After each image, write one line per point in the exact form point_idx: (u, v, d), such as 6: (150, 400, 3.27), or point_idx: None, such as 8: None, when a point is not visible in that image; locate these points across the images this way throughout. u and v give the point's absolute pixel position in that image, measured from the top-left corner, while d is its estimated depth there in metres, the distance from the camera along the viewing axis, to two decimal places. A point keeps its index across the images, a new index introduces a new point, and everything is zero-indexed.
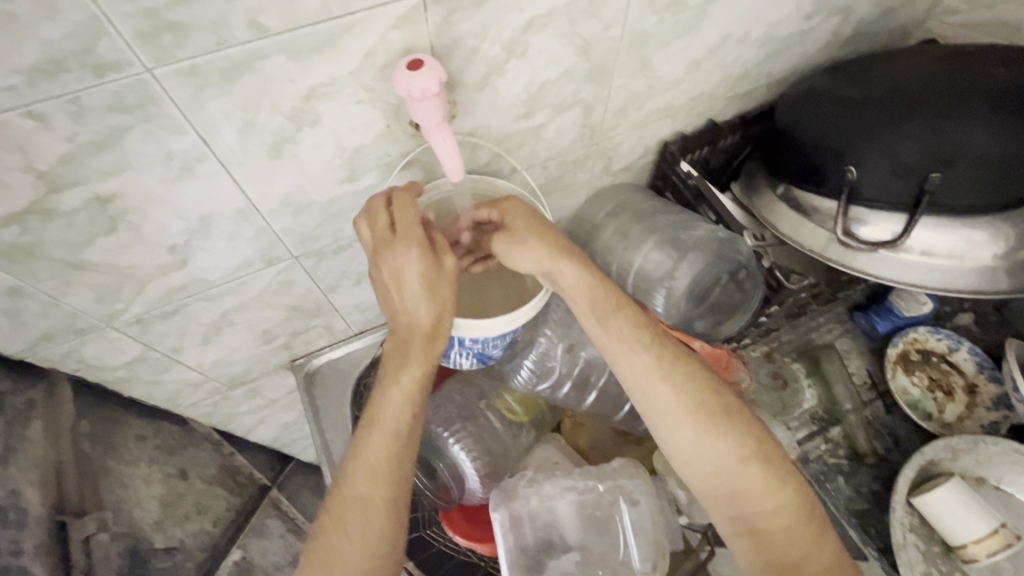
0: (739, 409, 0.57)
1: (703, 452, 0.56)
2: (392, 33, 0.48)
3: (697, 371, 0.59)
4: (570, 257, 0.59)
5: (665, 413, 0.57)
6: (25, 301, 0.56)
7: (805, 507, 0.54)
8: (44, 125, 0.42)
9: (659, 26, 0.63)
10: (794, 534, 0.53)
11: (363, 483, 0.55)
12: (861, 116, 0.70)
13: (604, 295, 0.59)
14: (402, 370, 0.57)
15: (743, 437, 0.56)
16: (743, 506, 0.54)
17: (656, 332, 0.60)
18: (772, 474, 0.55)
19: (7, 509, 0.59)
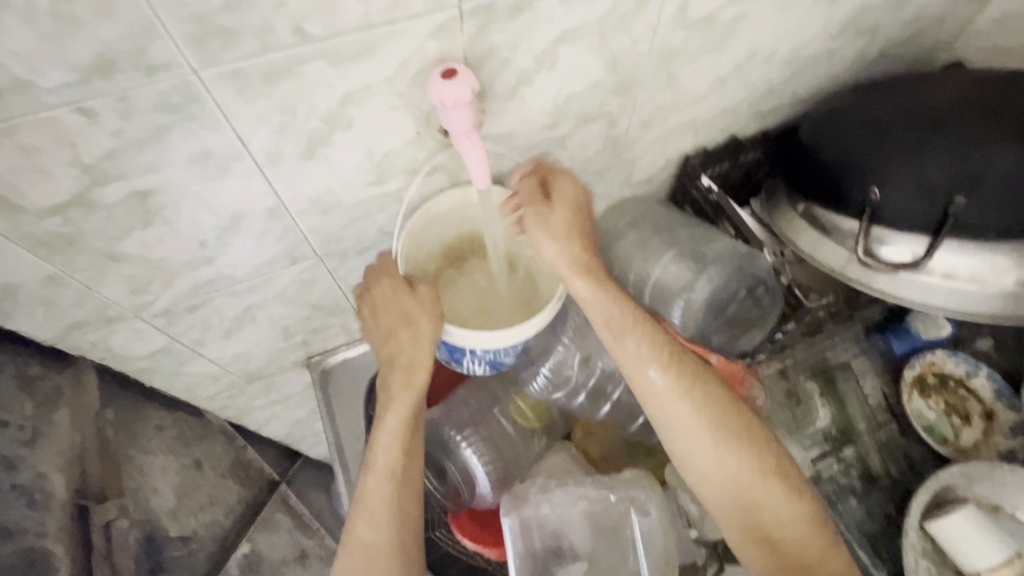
0: (755, 424, 0.59)
1: (720, 467, 0.57)
2: (428, 43, 0.50)
3: (716, 386, 0.60)
4: (597, 270, 0.60)
5: (685, 428, 0.58)
6: (60, 290, 0.57)
7: (816, 518, 0.57)
8: (93, 121, 0.44)
9: (687, 42, 0.64)
10: (807, 544, 0.56)
11: (365, 529, 0.58)
12: (886, 136, 0.70)
13: (629, 308, 0.60)
14: (387, 410, 0.61)
15: (758, 455, 0.58)
16: (759, 519, 0.57)
17: (677, 347, 0.61)
18: (787, 488, 0.57)
19: (33, 491, 0.61)
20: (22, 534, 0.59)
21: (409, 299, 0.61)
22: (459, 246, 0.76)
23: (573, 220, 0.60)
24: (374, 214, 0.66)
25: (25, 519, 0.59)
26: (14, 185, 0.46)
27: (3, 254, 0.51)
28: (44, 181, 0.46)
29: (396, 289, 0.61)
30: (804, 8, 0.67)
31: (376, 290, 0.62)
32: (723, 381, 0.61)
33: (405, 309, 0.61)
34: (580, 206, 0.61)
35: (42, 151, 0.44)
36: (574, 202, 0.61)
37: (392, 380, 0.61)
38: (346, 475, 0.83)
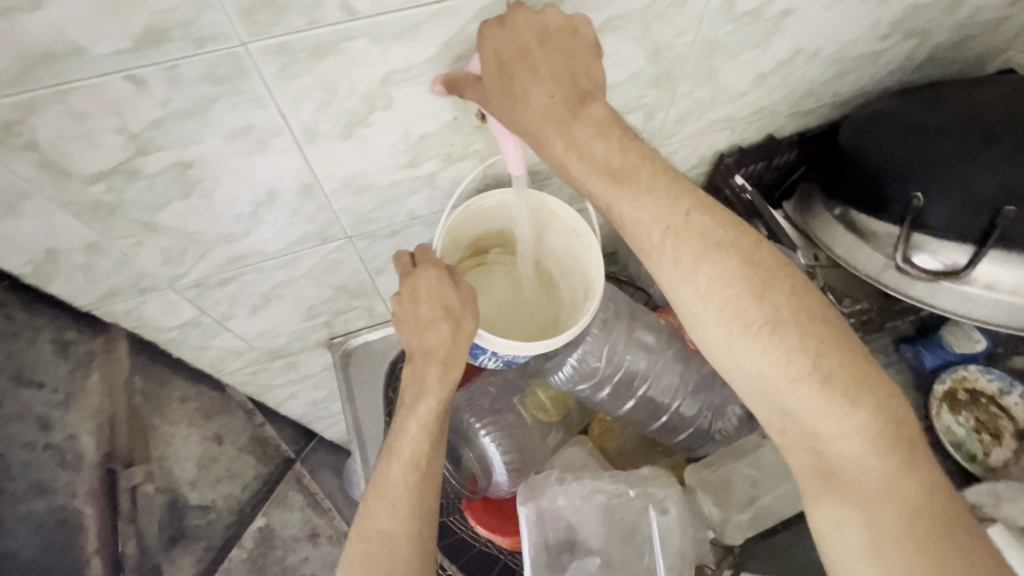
0: (794, 316, 0.46)
1: (745, 368, 0.48)
2: (472, 25, 0.50)
3: (732, 269, 0.47)
4: (564, 122, 0.47)
5: (698, 322, 0.49)
6: (99, 257, 0.59)
7: (884, 430, 0.46)
8: (142, 90, 0.44)
9: (732, 35, 0.63)
10: (866, 459, 0.46)
11: (385, 519, 0.56)
12: (934, 139, 0.68)
13: (607, 167, 0.47)
14: (419, 400, 0.61)
15: (793, 350, 0.46)
16: (797, 421, 0.47)
17: (675, 218, 0.47)
18: (838, 396, 0.45)
19: (65, 451, 0.62)
20: (55, 493, 0.60)
21: (451, 293, 0.61)
22: (485, 240, 0.75)
23: (530, 61, 0.47)
24: (405, 196, 0.66)
25: (58, 478, 0.60)
26: (62, 150, 0.46)
27: (47, 219, 0.52)
28: (91, 147, 0.47)
29: (441, 282, 0.61)
30: (855, 4, 0.65)
31: (420, 276, 0.61)
32: (749, 259, 0.47)
33: (445, 300, 0.61)
34: (534, 36, 0.47)
35: (91, 118, 0.45)
36: (516, 38, 0.47)
37: (427, 373, 0.60)
38: (363, 456, 0.84)
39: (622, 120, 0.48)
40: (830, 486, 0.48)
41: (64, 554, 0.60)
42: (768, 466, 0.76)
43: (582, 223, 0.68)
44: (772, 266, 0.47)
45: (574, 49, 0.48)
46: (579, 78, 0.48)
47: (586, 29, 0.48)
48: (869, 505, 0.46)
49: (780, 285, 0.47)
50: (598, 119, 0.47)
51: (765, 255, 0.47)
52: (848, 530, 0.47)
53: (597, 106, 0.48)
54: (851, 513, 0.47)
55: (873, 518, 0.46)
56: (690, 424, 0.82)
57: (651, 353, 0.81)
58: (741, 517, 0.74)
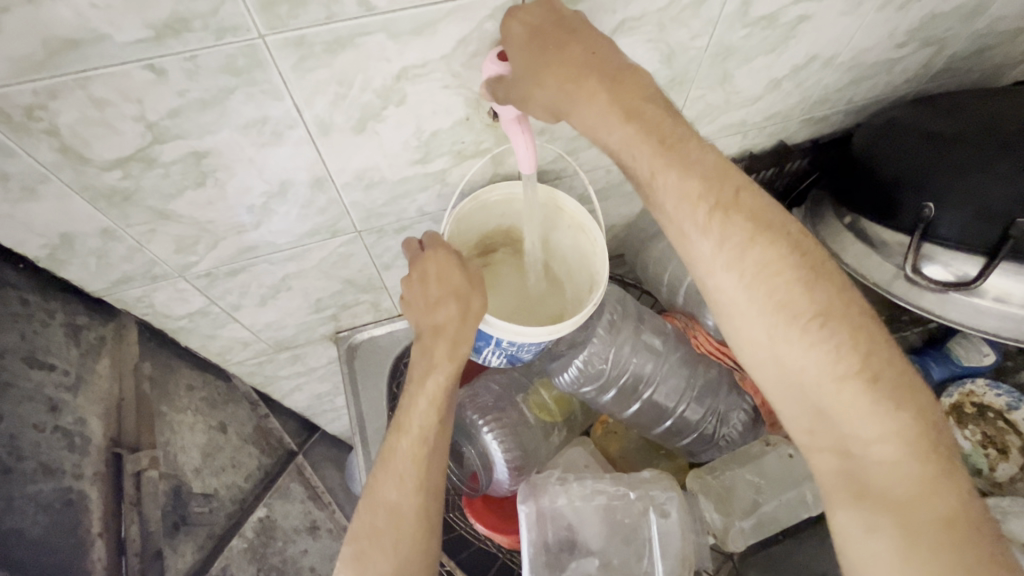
0: (843, 311, 0.47)
1: (786, 362, 0.48)
2: (488, 23, 0.50)
3: (783, 260, 0.47)
4: (610, 86, 0.46)
5: (739, 315, 0.49)
6: (113, 244, 0.59)
7: (922, 434, 0.46)
8: (162, 79, 0.45)
9: (747, 40, 0.63)
10: (903, 464, 0.45)
11: (391, 490, 0.57)
12: (948, 150, 0.67)
13: (658, 132, 0.46)
14: (428, 375, 0.61)
15: (840, 347, 0.46)
16: (835, 421, 0.47)
17: (728, 202, 0.47)
18: (880, 393, 0.46)
19: (74, 434, 0.63)
20: (62, 474, 0.60)
21: (460, 275, 0.61)
22: (492, 238, 0.76)
23: (561, 42, 0.46)
24: (416, 192, 0.67)
25: (65, 460, 0.61)
26: (81, 137, 0.47)
27: (64, 204, 0.53)
28: (110, 134, 0.48)
29: (449, 265, 0.61)
30: (870, 12, 0.65)
31: (431, 259, 0.61)
32: (800, 250, 0.48)
33: (454, 283, 0.61)
34: (550, 27, 0.47)
35: (111, 105, 0.45)
36: (535, 23, 0.47)
37: (435, 350, 0.61)
38: (364, 449, 0.84)
39: (666, 94, 0.48)
40: (860, 491, 0.47)
41: (69, 535, 0.60)
42: (769, 472, 0.76)
43: (590, 219, 0.68)
44: (822, 261, 0.48)
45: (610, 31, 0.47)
46: (616, 54, 0.47)
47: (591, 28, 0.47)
48: (901, 512, 0.45)
49: (828, 279, 0.48)
50: (642, 84, 0.47)
51: (815, 248, 0.48)
52: (877, 537, 0.45)
53: (641, 76, 0.48)
54: (882, 520, 0.45)
55: (905, 525, 0.44)
56: (695, 429, 0.82)
57: (658, 356, 0.81)
58: (743, 523, 0.74)
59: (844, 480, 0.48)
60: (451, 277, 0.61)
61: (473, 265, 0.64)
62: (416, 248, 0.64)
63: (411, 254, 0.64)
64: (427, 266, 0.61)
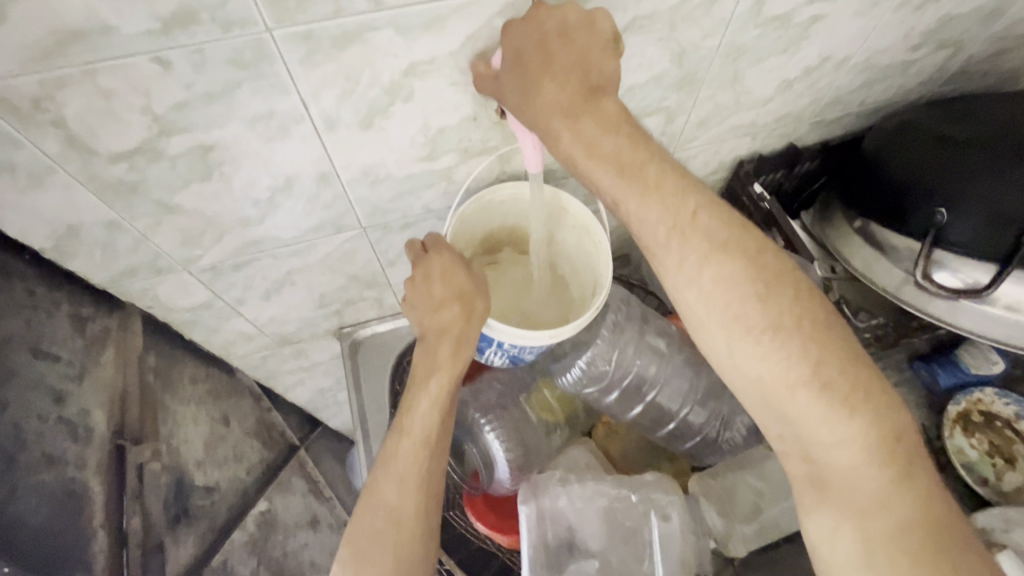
0: (797, 321, 0.46)
1: (744, 372, 0.47)
2: (497, 19, 0.49)
3: (737, 272, 0.46)
4: (574, 115, 0.47)
5: (700, 325, 0.48)
6: (119, 235, 0.59)
7: (882, 440, 0.45)
8: (169, 72, 0.45)
9: (759, 39, 0.62)
10: (861, 469, 0.45)
11: (392, 491, 0.57)
12: (960, 155, 0.66)
13: (616, 161, 0.47)
14: (431, 377, 0.61)
15: (794, 357, 0.45)
16: (795, 429, 0.46)
17: (682, 218, 0.47)
18: (836, 403, 0.45)
19: (77, 425, 0.63)
20: (65, 465, 0.61)
21: (465, 277, 0.61)
22: (496, 237, 0.76)
23: (545, 58, 0.46)
24: (421, 189, 0.66)
25: (68, 451, 0.61)
26: (88, 128, 0.47)
27: (71, 194, 0.53)
28: (116, 126, 0.48)
29: (456, 267, 0.61)
30: (886, 14, 0.64)
31: (434, 260, 0.61)
32: (754, 261, 0.47)
33: (459, 285, 0.61)
34: (553, 33, 0.46)
35: (118, 96, 0.45)
36: (532, 33, 0.46)
37: (438, 351, 0.61)
38: (366, 445, 0.84)
39: (632, 118, 0.48)
40: (824, 497, 0.47)
41: (71, 524, 0.60)
42: (771, 477, 0.76)
43: (595, 221, 0.68)
44: (777, 270, 0.47)
45: (587, 45, 0.47)
46: (589, 73, 0.47)
47: (605, 23, 0.46)
48: (863, 517, 0.45)
49: (783, 289, 0.47)
50: (608, 114, 0.48)
51: (769, 257, 0.47)
52: (841, 540, 0.46)
53: (607, 102, 0.48)
54: (845, 525, 0.46)
55: (865, 527, 0.45)
56: (699, 433, 0.81)
57: (662, 358, 0.81)
58: (745, 528, 0.73)
59: (810, 484, 0.48)
60: (448, 279, 0.61)
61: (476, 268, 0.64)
62: (419, 248, 0.63)
63: (415, 253, 0.63)
64: (431, 267, 0.61)
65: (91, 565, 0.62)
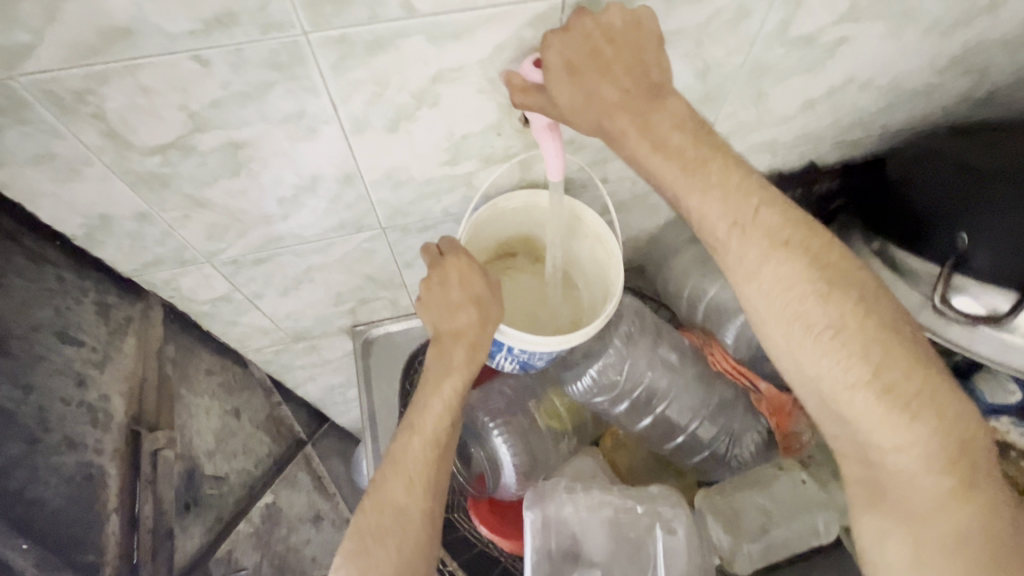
0: (860, 323, 0.47)
1: (804, 370, 0.48)
2: (526, 30, 0.50)
3: (799, 271, 0.47)
4: (640, 113, 0.48)
5: (759, 320, 0.49)
6: (147, 227, 0.61)
7: (943, 446, 0.46)
8: (207, 70, 0.46)
9: (784, 59, 0.62)
10: (918, 474, 0.47)
11: (400, 490, 0.58)
12: (986, 182, 0.65)
13: (680, 158, 0.48)
14: (445, 379, 0.62)
15: (855, 359, 0.46)
16: (853, 431, 0.48)
17: (745, 215, 0.48)
18: (897, 407, 0.46)
19: (97, 410, 0.64)
20: (85, 448, 0.62)
21: (482, 283, 0.62)
22: (512, 244, 0.77)
23: (599, 61, 0.47)
24: (442, 193, 0.67)
25: (88, 434, 0.62)
26: (127, 122, 0.49)
27: (105, 185, 0.54)
28: (153, 121, 0.49)
29: (472, 271, 0.62)
30: (914, 37, 0.65)
31: (451, 266, 0.62)
32: (817, 259, 0.48)
33: (476, 290, 0.62)
34: (601, 35, 0.47)
35: (157, 93, 0.47)
36: (579, 40, 0.47)
37: (454, 353, 0.62)
38: (374, 443, 0.85)
39: (697, 116, 0.49)
40: (877, 501, 0.49)
41: (87, 509, 0.62)
42: (780, 497, 0.74)
43: (609, 230, 0.68)
44: (840, 271, 0.48)
45: (638, 44, 0.48)
46: (650, 70, 0.48)
47: (652, 20, 0.47)
48: (915, 522, 0.47)
49: (847, 289, 0.47)
50: (674, 111, 0.48)
51: (833, 255, 0.48)
52: (891, 543, 0.48)
53: (672, 100, 0.49)
54: (896, 528, 0.48)
55: (918, 534, 0.47)
56: (707, 448, 0.81)
57: (674, 371, 0.81)
58: (750, 547, 0.72)
59: (863, 486, 0.50)
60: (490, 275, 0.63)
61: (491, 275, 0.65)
62: (434, 250, 0.64)
63: (432, 256, 0.63)
64: (451, 270, 0.62)
65: (103, 550, 0.64)
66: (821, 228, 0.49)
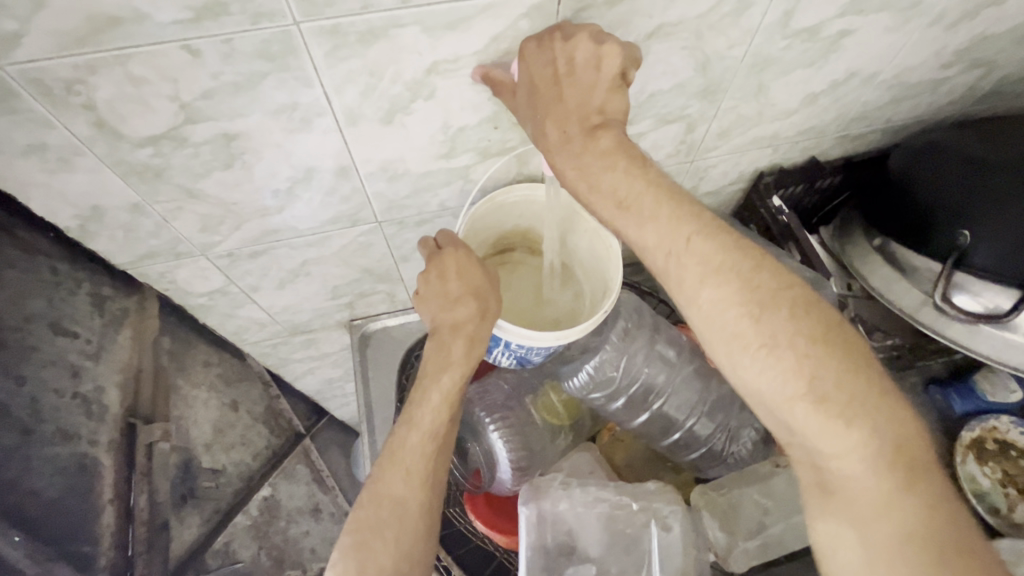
0: (793, 338, 0.46)
1: (746, 384, 0.48)
2: (522, 21, 0.49)
3: (732, 293, 0.47)
4: (577, 153, 0.50)
5: (702, 338, 0.49)
6: (141, 218, 0.60)
7: (884, 452, 0.44)
8: (198, 60, 0.45)
9: (785, 51, 0.61)
10: (863, 479, 0.45)
11: (398, 483, 0.58)
12: (987, 179, 0.64)
13: (613, 196, 0.49)
14: (443, 372, 0.61)
15: (790, 371, 0.46)
16: (797, 439, 0.47)
17: (677, 243, 0.48)
18: (834, 415, 0.45)
19: (92, 401, 0.65)
20: (79, 440, 0.62)
21: (481, 276, 0.62)
22: (510, 238, 0.76)
23: (557, 93, 0.50)
24: (438, 187, 0.67)
25: (82, 426, 0.63)
26: (118, 112, 0.48)
27: (97, 176, 0.54)
28: (144, 111, 0.49)
29: (471, 262, 0.62)
30: (919, 29, 0.63)
31: (449, 258, 0.61)
32: (749, 280, 0.47)
33: (475, 283, 0.61)
34: (568, 68, 0.49)
35: (147, 83, 0.46)
36: (546, 67, 0.49)
37: (451, 347, 0.61)
38: (371, 437, 0.85)
39: (633, 150, 0.50)
40: (826, 502, 0.47)
41: (81, 499, 0.62)
42: (778, 494, 0.74)
43: (605, 226, 0.68)
44: (773, 289, 0.47)
45: (591, 83, 0.49)
46: (591, 113, 0.50)
47: (614, 59, 0.48)
48: (863, 529, 0.45)
49: (779, 304, 0.47)
50: (607, 149, 0.49)
51: (766, 274, 0.48)
52: (842, 549, 0.46)
53: (608, 136, 0.49)
54: (847, 535, 0.46)
55: (866, 536, 0.45)
56: (704, 445, 0.81)
57: (671, 367, 0.80)
58: (747, 544, 0.71)
59: (814, 493, 0.48)
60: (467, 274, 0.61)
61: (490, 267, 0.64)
62: (432, 244, 0.63)
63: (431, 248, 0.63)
64: (445, 264, 0.61)
65: (98, 540, 0.65)
66: (756, 250, 0.49)
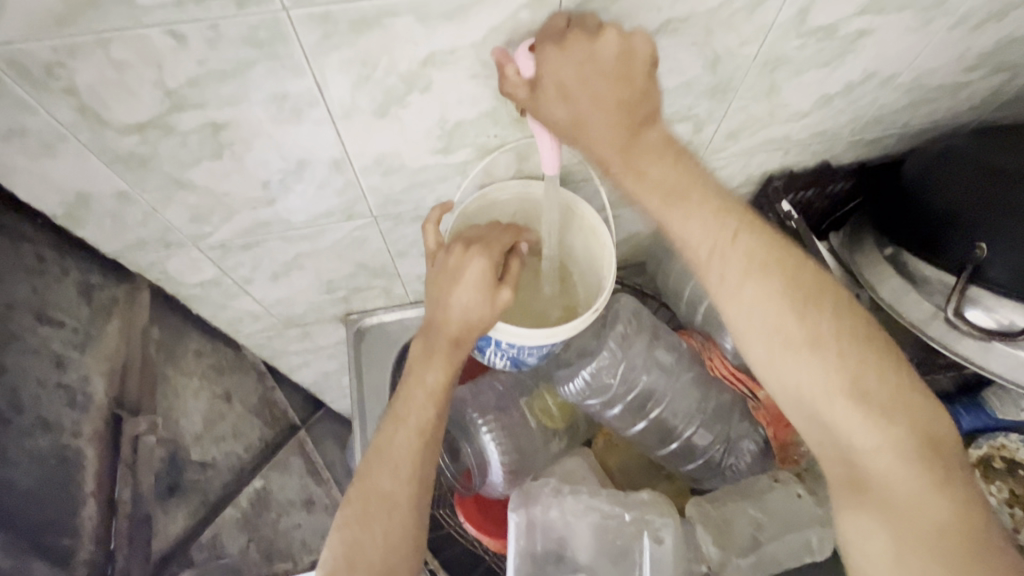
0: (836, 332, 0.47)
1: (786, 378, 0.48)
2: (523, 12, 0.47)
3: (777, 287, 0.48)
4: (625, 145, 0.49)
5: (743, 333, 0.49)
6: (128, 208, 0.59)
7: (920, 446, 0.45)
8: (182, 46, 0.43)
9: (800, 51, 0.58)
10: (898, 474, 0.45)
11: (386, 477, 0.55)
12: (1006, 190, 0.61)
13: (659, 188, 0.50)
14: (426, 370, 0.58)
15: (831, 364, 0.46)
16: (831, 435, 0.47)
17: (723, 237, 0.49)
18: (874, 409, 0.45)
19: (76, 391, 0.64)
20: (61, 431, 0.62)
21: (478, 292, 0.55)
22: None
23: (589, 92, 0.47)
24: (435, 182, 0.65)
25: (64, 417, 0.62)
26: (101, 99, 0.47)
27: (81, 163, 0.53)
28: (127, 98, 0.47)
29: (482, 274, 0.55)
30: (941, 31, 0.61)
31: (457, 259, 0.56)
32: (791, 278, 0.48)
33: (467, 298, 0.55)
34: (594, 67, 0.46)
35: (130, 67, 0.44)
36: (574, 59, 0.46)
37: (435, 344, 0.57)
38: (362, 434, 0.83)
39: (676, 144, 0.51)
40: (858, 500, 0.46)
41: (61, 491, 0.62)
42: (773, 510, 0.72)
43: (599, 224, 0.66)
44: (816, 284, 0.49)
45: (630, 79, 0.47)
46: (638, 105, 0.48)
47: (643, 46, 0.47)
48: (897, 525, 0.44)
49: (823, 299, 0.48)
50: (655, 145, 0.50)
51: (807, 273, 0.49)
52: (873, 546, 0.45)
53: (654, 133, 0.50)
54: (878, 532, 0.45)
55: (899, 532, 0.44)
56: (702, 455, 0.80)
57: (669, 374, 0.79)
58: (740, 561, 0.69)
59: (843, 492, 0.47)
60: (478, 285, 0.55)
61: (506, 289, 0.56)
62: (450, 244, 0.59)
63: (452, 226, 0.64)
64: (464, 255, 0.56)
65: (77, 534, 0.65)
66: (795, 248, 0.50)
